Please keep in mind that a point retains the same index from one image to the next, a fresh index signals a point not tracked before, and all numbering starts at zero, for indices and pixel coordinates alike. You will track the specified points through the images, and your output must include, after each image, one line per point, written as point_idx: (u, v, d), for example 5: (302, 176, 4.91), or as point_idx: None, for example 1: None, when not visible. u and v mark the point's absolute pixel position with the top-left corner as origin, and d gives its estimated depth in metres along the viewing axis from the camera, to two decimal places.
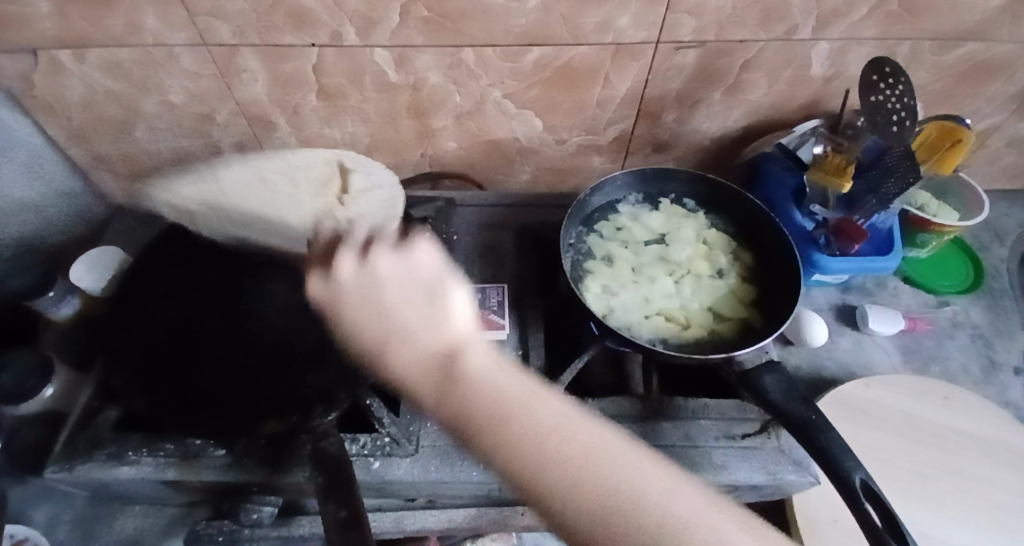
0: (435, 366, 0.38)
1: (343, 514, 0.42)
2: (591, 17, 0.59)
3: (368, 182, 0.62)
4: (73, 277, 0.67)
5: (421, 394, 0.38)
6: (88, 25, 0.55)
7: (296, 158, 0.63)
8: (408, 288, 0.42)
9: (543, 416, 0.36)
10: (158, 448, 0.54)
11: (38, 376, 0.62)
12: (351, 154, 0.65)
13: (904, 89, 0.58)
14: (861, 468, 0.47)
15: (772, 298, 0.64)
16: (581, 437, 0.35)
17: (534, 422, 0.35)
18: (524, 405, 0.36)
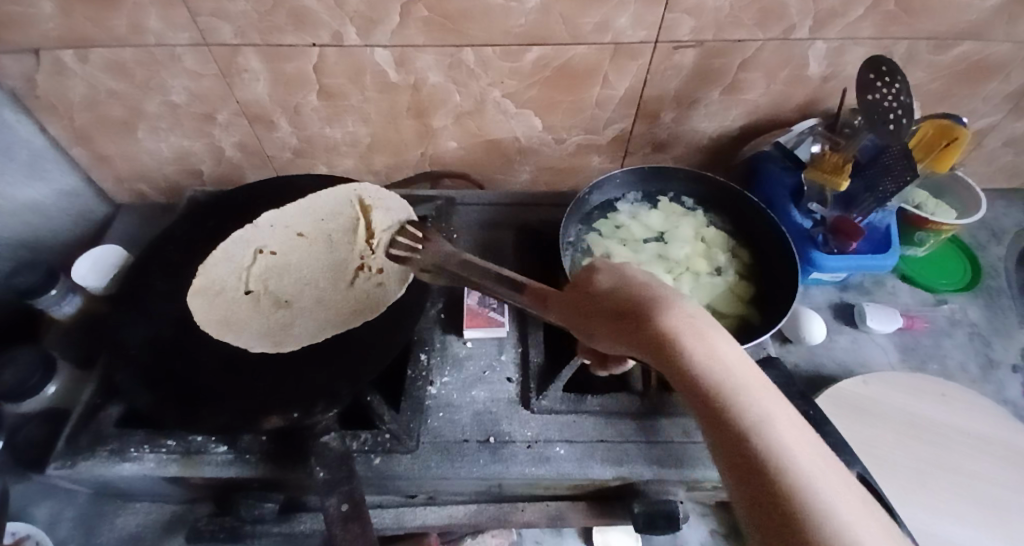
0: (687, 322, 0.38)
1: (346, 508, 0.46)
2: (590, 18, 0.60)
3: (389, 219, 0.67)
4: (76, 276, 0.67)
5: (682, 334, 0.38)
6: (91, 25, 0.56)
7: (319, 199, 0.68)
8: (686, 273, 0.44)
9: (779, 421, 0.34)
10: (159, 444, 0.54)
11: (40, 374, 0.63)
12: (370, 188, 0.69)
13: (901, 87, 0.59)
14: (858, 462, 0.47)
15: (771, 296, 0.65)
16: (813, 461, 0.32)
17: (772, 416, 0.34)
18: (760, 394, 0.36)
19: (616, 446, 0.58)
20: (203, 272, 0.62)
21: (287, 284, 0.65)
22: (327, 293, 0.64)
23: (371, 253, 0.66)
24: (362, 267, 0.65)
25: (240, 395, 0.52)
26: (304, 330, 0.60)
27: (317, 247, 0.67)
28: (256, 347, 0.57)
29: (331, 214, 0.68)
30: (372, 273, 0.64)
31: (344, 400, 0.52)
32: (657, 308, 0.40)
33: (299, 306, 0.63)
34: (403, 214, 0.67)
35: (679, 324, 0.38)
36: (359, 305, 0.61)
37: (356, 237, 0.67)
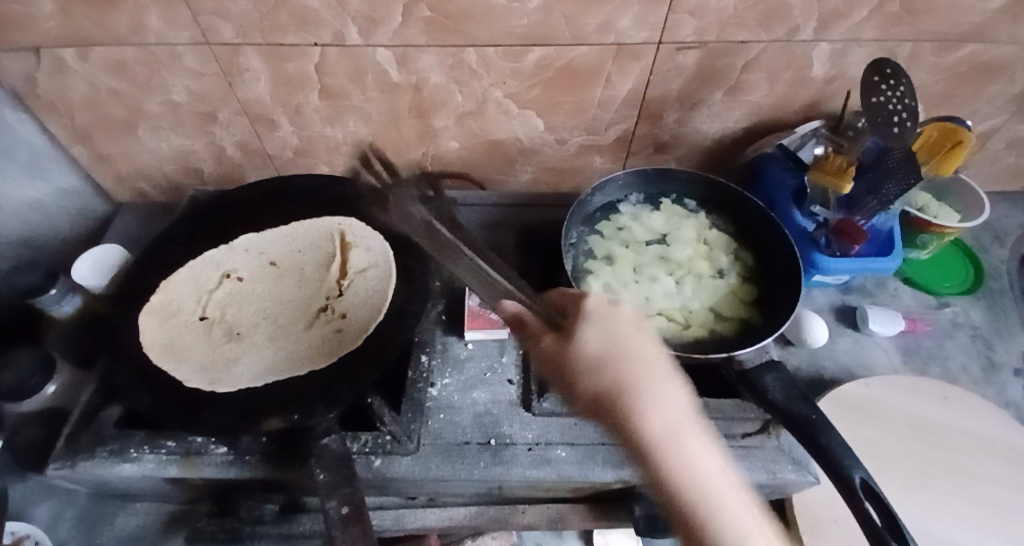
0: (631, 404, 0.43)
1: (345, 511, 0.45)
2: (593, 18, 0.59)
3: (365, 259, 0.65)
4: (76, 275, 0.67)
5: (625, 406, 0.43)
6: (92, 25, 0.56)
7: (303, 227, 0.67)
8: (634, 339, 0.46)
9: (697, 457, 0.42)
10: (159, 445, 0.54)
11: (41, 373, 0.63)
12: (354, 224, 0.68)
13: (905, 91, 0.59)
14: (860, 467, 0.47)
15: (774, 298, 0.64)
16: (721, 490, 0.41)
17: (692, 455, 0.42)
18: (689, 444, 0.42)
19: (617, 449, 0.57)
20: (162, 289, 0.60)
21: (244, 314, 0.63)
22: (281, 334, 0.60)
23: (339, 295, 0.63)
24: (324, 308, 0.63)
25: (239, 396, 0.52)
26: (246, 371, 0.55)
27: (284, 278, 0.65)
28: (192, 383, 0.53)
29: (310, 245, 0.67)
30: (332, 316, 0.61)
31: (345, 400, 0.51)
32: (619, 379, 0.44)
33: (248, 341, 0.60)
34: (382, 255, 0.65)
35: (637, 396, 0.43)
36: (311, 351, 0.57)
37: (328, 272, 0.66)
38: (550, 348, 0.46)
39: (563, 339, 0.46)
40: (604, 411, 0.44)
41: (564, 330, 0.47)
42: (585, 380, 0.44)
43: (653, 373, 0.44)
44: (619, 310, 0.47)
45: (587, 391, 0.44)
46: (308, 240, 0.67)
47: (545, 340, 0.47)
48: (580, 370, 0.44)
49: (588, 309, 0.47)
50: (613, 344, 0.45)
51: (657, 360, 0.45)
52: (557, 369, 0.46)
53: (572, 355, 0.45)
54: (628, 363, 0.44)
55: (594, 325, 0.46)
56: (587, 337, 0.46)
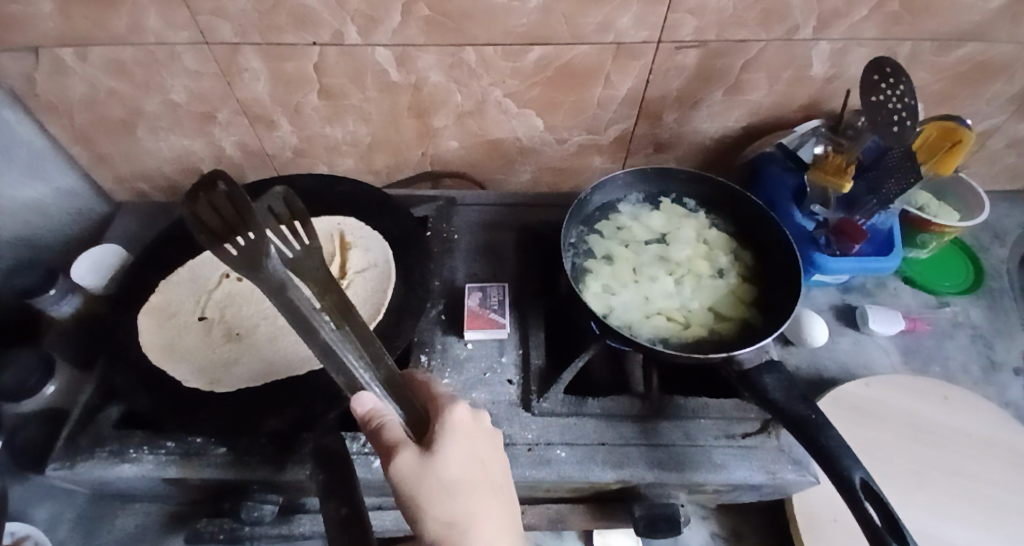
0: (453, 514, 0.40)
1: (345, 511, 0.44)
2: (592, 18, 0.59)
3: (365, 260, 0.63)
4: (75, 276, 0.67)
5: (444, 517, 0.40)
6: (90, 25, 0.56)
7: None
8: (473, 445, 0.43)
9: None
10: (159, 446, 0.54)
11: (37, 376, 0.62)
12: (354, 225, 0.66)
13: (905, 90, 0.59)
14: (860, 467, 0.47)
15: (775, 299, 0.64)
16: None
17: None
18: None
19: (617, 449, 0.57)
20: (161, 289, 0.61)
21: (244, 315, 0.60)
22: (281, 336, 0.58)
23: None
24: None
25: (238, 394, 0.52)
26: (245, 372, 0.55)
27: None
28: (190, 383, 0.53)
29: None
30: None
31: (344, 400, 0.52)
32: (444, 490, 0.40)
33: (249, 341, 0.58)
34: (382, 255, 0.64)
35: (457, 507, 0.40)
36: (310, 350, 0.56)
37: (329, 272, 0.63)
38: (405, 471, 0.40)
39: (423, 457, 0.41)
40: (446, 541, 0.40)
41: (426, 447, 0.41)
42: (434, 505, 0.40)
43: (497, 502, 0.43)
44: (481, 427, 0.45)
45: (432, 518, 0.40)
46: None
47: (401, 460, 0.40)
48: (432, 495, 0.40)
49: (453, 422, 0.43)
50: (469, 466, 0.42)
51: (500, 486, 0.44)
52: (405, 494, 0.40)
53: (431, 477, 0.40)
54: (477, 492, 0.42)
55: (456, 443, 0.42)
56: (449, 457, 0.41)
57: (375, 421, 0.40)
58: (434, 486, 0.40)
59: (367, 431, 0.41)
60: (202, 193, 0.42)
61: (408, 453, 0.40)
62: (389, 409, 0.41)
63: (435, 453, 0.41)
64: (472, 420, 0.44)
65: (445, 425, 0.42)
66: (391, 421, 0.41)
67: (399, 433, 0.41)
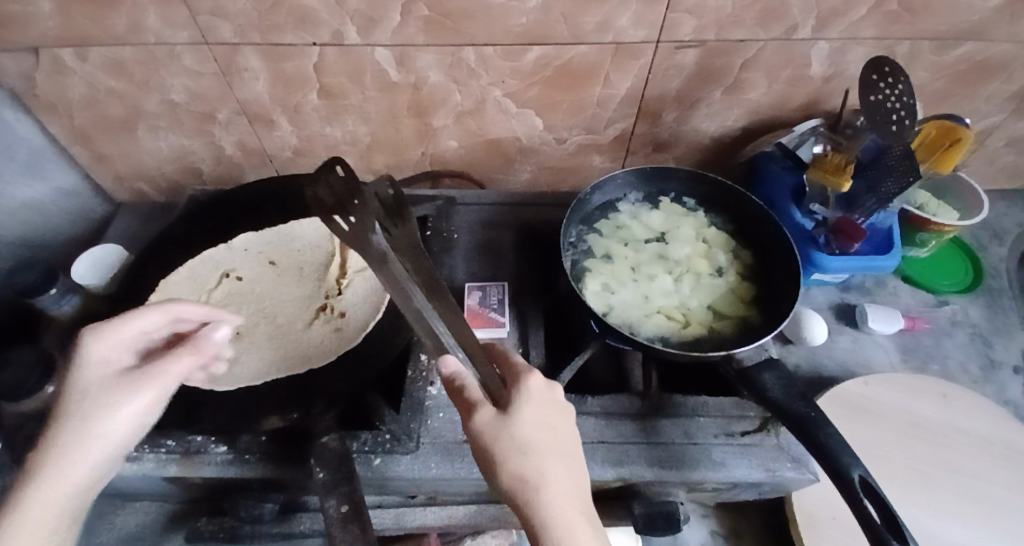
0: (527, 470, 0.40)
1: (345, 509, 0.44)
2: (591, 17, 0.59)
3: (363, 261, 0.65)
4: (74, 275, 0.70)
5: (517, 472, 0.39)
6: (90, 24, 0.56)
7: (299, 232, 0.68)
8: (549, 409, 0.43)
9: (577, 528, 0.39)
10: (158, 444, 0.51)
11: (37, 375, 0.62)
12: None
13: (904, 88, 0.58)
14: (859, 464, 0.47)
15: (774, 297, 0.64)
16: None
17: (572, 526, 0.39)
18: (573, 511, 0.40)
19: (617, 447, 0.58)
20: (160, 289, 0.61)
21: (243, 314, 0.62)
22: (280, 333, 0.60)
23: (338, 295, 0.63)
24: (324, 308, 0.62)
25: (239, 393, 0.54)
26: (246, 369, 0.56)
27: (285, 278, 0.65)
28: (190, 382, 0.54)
29: (309, 246, 0.67)
30: (331, 315, 0.61)
31: (343, 398, 0.54)
32: (516, 447, 0.40)
33: (249, 339, 0.59)
34: None
35: (531, 466, 0.40)
36: (308, 349, 0.58)
37: (327, 273, 0.65)
38: (483, 427, 0.40)
39: (500, 417, 0.41)
40: (518, 497, 0.39)
41: (504, 409, 0.41)
42: (507, 462, 0.40)
43: (569, 468, 0.42)
44: (557, 396, 0.44)
45: (505, 473, 0.40)
46: (307, 244, 0.67)
47: (478, 416, 0.41)
48: (505, 450, 0.40)
49: (531, 387, 0.43)
50: (543, 429, 0.42)
51: (575, 454, 0.43)
52: (481, 450, 0.40)
53: (504, 435, 0.40)
54: (551, 453, 0.41)
55: (531, 405, 0.42)
56: (525, 418, 0.41)
57: (457, 382, 0.41)
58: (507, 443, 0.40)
59: (448, 389, 0.42)
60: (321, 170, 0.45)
61: (487, 411, 0.41)
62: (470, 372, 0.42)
63: (511, 415, 0.41)
64: (549, 386, 0.44)
65: (522, 390, 0.43)
66: (472, 382, 0.41)
67: (478, 391, 0.41)
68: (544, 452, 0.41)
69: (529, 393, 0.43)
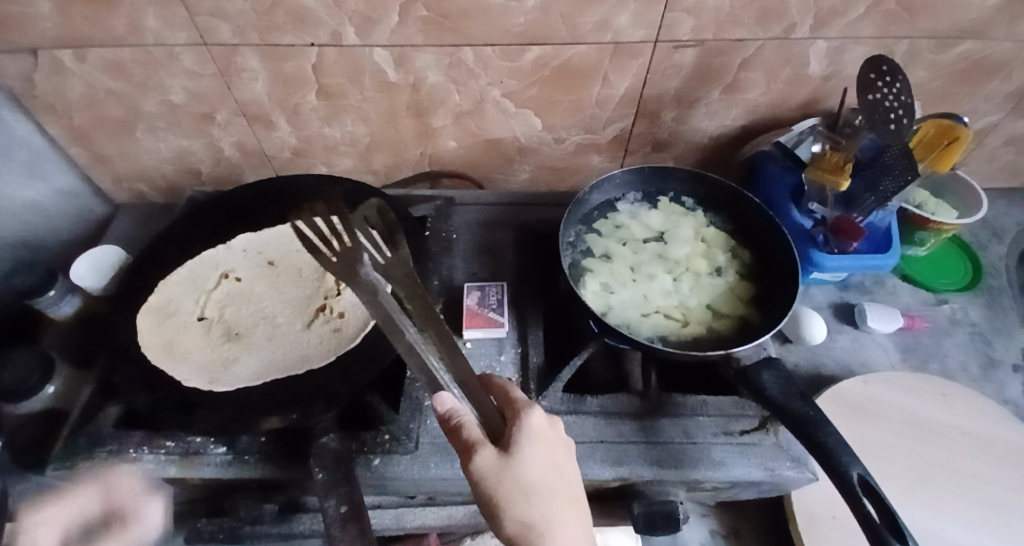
0: (531, 517, 0.40)
1: (344, 509, 0.44)
2: (590, 17, 0.59)
3: None
4: (74, 276, 0.68)
5: (519, 519, 0.40)
6: (89, 25, 0.56)
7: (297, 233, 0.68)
8: (550, 449, 0.43)
9: None
10: (158, 445, 0.54)
11: (39, 374, 0.62)
12: None
13: (902, 87, 0.58)
14: (858, 464, 0.47)
15: (773, 296, 0.65)
16: None
17: None
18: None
19: (616, 447, 0.58)
20: (160, 289, 0.61)
21: (243, 315, 0.62)
22: (280, 333, 0.60)
23: (338, 295, 0.63)
24: (323, 308, 0.62)
25: (237, 393, 0.52)
26: (247, 369, 0.56)
27: (283, 279, 0.66)
28: (190, 381, 0.53)
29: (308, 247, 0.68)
30: (331, 315, 0.61)
31: (343, 399, 0.52)
32: (519, 496, 0.40)
33: (248, 341, 0.59)
34: None
35: (536, 511, 0.40)
36: (307, 349, 0.58)
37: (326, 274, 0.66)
38: (486, 470, 0.39)
39: (503, 458, 0.40)
40: (523, 541, 0.40)
41: (506, 449, 0.41)
42: (511, 507, 0.40)
43: (571, 509, 0.42)
44: (557, 433, 0.44)
45: (509, 518, 0.40)
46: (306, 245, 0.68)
47: (480, 459, 0.39)
48: (510, 496, 0.40)
49: (532, 427, 0.42)
50: (546, 472, 0.42)
51: (574, 492, 0.44)
52: (484, 492, 0.40)
53: (509, 479, 0.40)
54: (553, 495, 0.42)
55: (535, 446, 0.42)
56: (528, 460, 0.41)
57: (453, 420, 0.40)
58: (512, 493, 0.40)
59: (445, 429, 0.41)
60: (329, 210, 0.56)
61: (488, 452, 0.40)
62: (466, 409, 0.41)
63: (514, 456, 0.40)
64: (548, 424, 0.44)
65: (523, 429, 0.42)
66: (469, 421, 0.40)
67: (477, 432, 0.40)
68: (546, 497, 0.41)
69: (532, 436, 0.42)
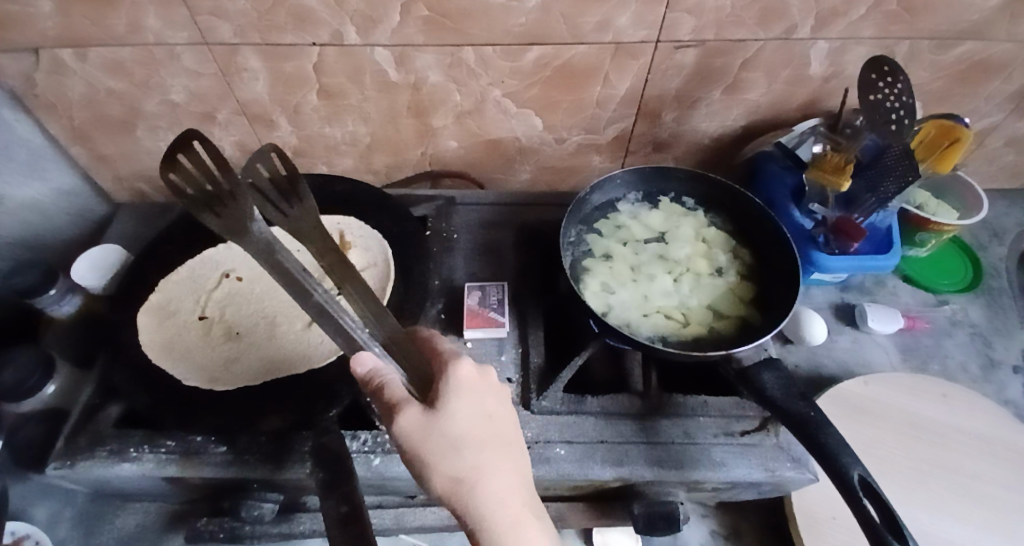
0: (456, 471, 0.39)
1: (344, 510, 0.43)
2: (591, 17, 0.59)
3: (365, 259, 0.63)
4: (76, 276, 0.68)
5: (445, 472, 0.39)
6: (89, 24, 0.56)
7: None
8: (478, 403, 0.42)
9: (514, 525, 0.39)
10: (159, 445, 0.54)
11: (37, 376, 0.62)
12: (353, 224, 0.65)
13: (904, 87, 0.58)
14: (858, 464, 0.47)
15: (773, 297, 0.64)
16: None
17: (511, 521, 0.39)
18: (509, 507, 0.40)
19: (616, 447, 0.58)
20: (161, 289, 0.61)
21: (243, 315, 0.61)
22: (280, 333, 0.60)
23: None
24: None
25: (240, 394, 0.53)
26: (246, 369, 0.56)
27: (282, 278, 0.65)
28: (190, 381, 0.53)
29: None
30: None
31: (344, 399, 0.52)
32: (444, 450, 0.39)
33: (248, 341, 0.59)
34: (381, 255, 0.63)
35: (463, 465, 0.40)
36: (307, 348, 0.58)
37: None
38: (410, 428, 0.39)
39: (428, 415, 0.40)
40: (452, 497, 0.39)
41: (431, 406, 0.40)
42: (439, 463, 0.39)
43: (507, 462, 0.41)
44: (490, 383, 0.43)
45: (439, 475, 0.39)
46: None
47: (404, 418, 0.39)
48: (437, 451, 0.39)
49: (461, 379, 0.42)
50: (476, 425, 0.41)
51: (513, 448, 0.43)
52: (410, 449, 0.40)
53: (435, 433, 0.39)
54: (485, 449, 0.41)
55: (463, 399, 0.41)
56: (454, 414, 0.40)
57: (376, 381, 0.40)
58: (433, 446, 0.39)
59: (370, 389, 0.40)
60: (182, 153, 0.49)
61: (413, 411, 0.40)
62: (390, 368, 0.41)
63: (440, 411, 0.40)
64: (478, 375, 0.43)
65: (450, 382, 0.41)
66: (392, 381, 0.40)
67: (400, 391, 0.40)
68: (472, 453, 0.40)
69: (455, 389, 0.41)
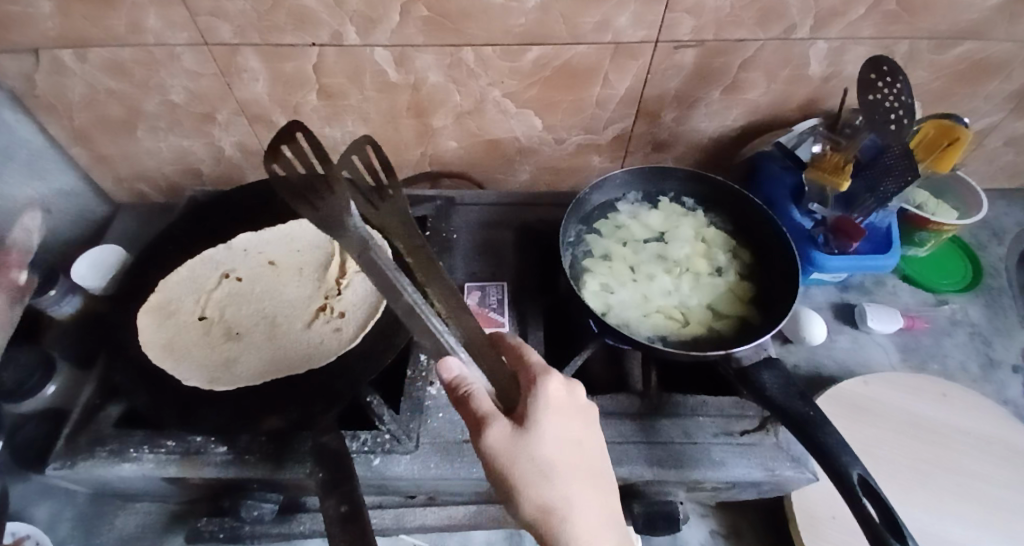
0: (548, 498, 0.40)
1: (344, 509, 0.44)
2: (591, 17, 0.59)
3: None
4: (75, 275, 0.68)
5: (538, 500, 0.40)
6: (89, 25, 0.56)
7: (297, 232, 0.68)
8: (566, 425, 0.43)
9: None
10: (159, 445, 0.53)
11: (38, 376, 0.64)
12: None
13: (902, 88, 0.58)
14: (858, 463, 0.47)
15: (773, 296, 0.64)
16: None
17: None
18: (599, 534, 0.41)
19: (617, 447, 0.58)
20: (160, 289, 0.61)
21: (243, 314, 0.62)
22: (281, 332, 0.60)
23: (338, 294, 0.63)
24: (323, 308, 0.62)
25: (240, 394, 0.53)
26: (246, 367, 0.56)
27: (282, 278, 0.65)
28: (190, 381, 0.53)
29: (308, 246, 0.68)
30: (331, 315, 0.61)
31: (343, 399, 0.53)
32: (536, 477, 0.40)
33: (248, 340, 0.59)
34: None
35: (556, 492, 0.40)
36: (306, 348, 0.58)
37: (326, 273, 0.65)
38: (498, 448, 0.40)
39: (517, 434, 0.41)
40: (540, 524, 0.40)
41: (521, 424, 0.41)
42: (529, 488, 0.40)
43: (594, 486, 0.42)
44: (574, 401, 0.44)
45: (528, 501, 0.40)
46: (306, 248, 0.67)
47: (492, 435, 0.40)
48: (526, 477, 0.40)
49: (550, 397, 0.43)
50: (564, 448, 0.42)
51: (597, 471, 0.44)
52: (495, 468, 0.40)
53: (523, 457, 0.40)
54: (572, 475, 0.42)
55: (552, 421, 0.42)
56: (543, 436, 0.41)
57: (461, 388, 0.39)
58: (526, 471, 0.40)
59: (454, 397, 0.40)
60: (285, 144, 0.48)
61: (500, 427, 0.40)
62: (474, 377, 0.40)
63: (529, 431, 0.41)
64: (567, 395, 0.44)
65: (540, 401, 0.42)
66: (477, 390, 0.39)
67: (488, 406, 0.40)
68: (563, 479, 0.41)
69: (547, 409, 0.42)
